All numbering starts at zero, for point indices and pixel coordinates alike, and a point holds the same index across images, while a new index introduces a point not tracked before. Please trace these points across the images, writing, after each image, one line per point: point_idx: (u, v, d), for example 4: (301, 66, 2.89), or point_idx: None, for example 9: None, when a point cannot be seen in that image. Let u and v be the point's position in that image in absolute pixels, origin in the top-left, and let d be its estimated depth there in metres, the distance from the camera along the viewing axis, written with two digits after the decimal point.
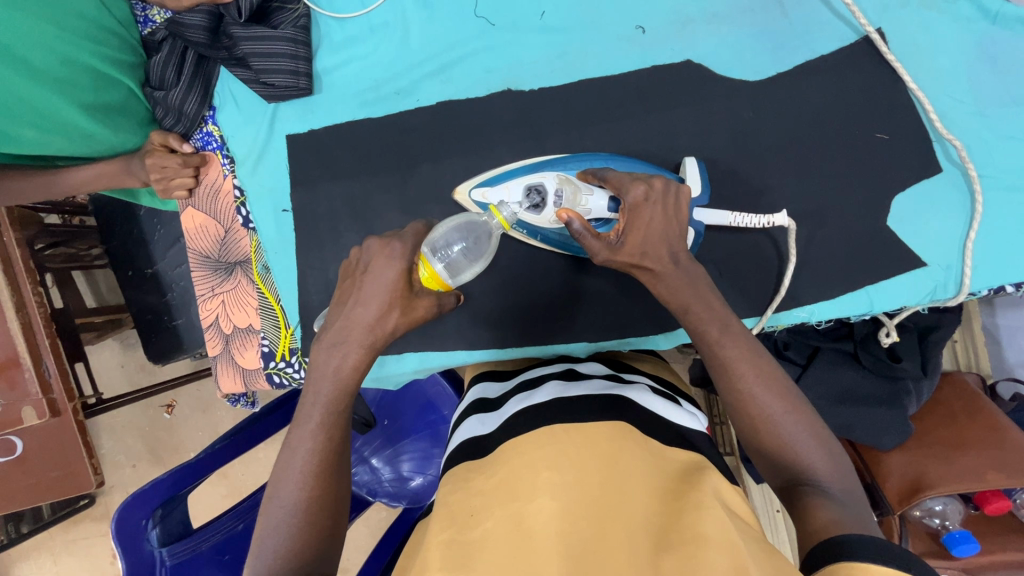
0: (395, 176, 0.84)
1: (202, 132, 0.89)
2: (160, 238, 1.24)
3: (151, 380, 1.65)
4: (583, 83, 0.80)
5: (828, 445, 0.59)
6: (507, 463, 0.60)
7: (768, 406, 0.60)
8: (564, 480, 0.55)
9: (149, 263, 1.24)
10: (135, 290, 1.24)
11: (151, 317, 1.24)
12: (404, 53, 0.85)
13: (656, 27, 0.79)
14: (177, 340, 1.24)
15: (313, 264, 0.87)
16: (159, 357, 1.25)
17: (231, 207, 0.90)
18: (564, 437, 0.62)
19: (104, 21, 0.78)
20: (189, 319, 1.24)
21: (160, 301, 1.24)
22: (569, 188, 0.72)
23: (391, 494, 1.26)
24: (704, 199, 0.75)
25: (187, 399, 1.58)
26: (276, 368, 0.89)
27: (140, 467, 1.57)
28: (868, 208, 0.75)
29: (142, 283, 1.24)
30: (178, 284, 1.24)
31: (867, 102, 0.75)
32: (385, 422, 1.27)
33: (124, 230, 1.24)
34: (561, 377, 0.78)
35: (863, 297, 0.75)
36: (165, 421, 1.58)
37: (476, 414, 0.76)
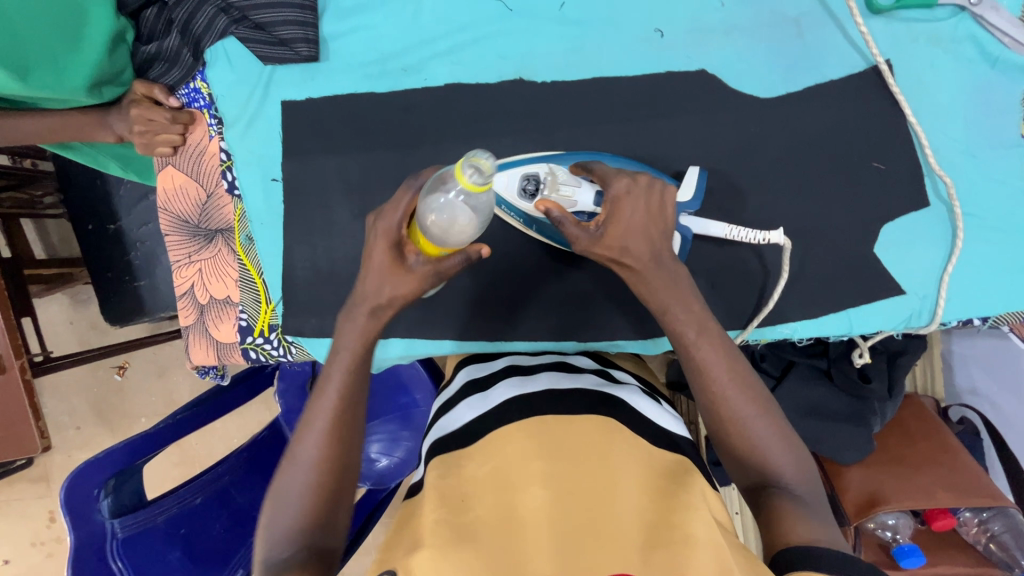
0: (396, 155, 0.82)
1: (189, 87, 0.83)
2: (126, 193, 1.17)
3: (102, 340, 1.56)
4: (594, 83, 0.79)
5: (796, 449, 0.61)
6: (498, 451, 0.61)
7: (742, 409, 0.61)
8: (552, 473, 0.56)
9: (111, 219, 1.17)
10: (93, 246, 1.17)
11: (110, 275, 1.17)
12: (412, 28, 0.80)
13: (674, 32, 0.77)
14: (138, 302, 1.18)
15: (301, 238, 0.84)
16: (116, 318, 1.19)
17: (215, 170, 0.85)
18: (554, 427, 0.63)
19: None
20: (153, 281, 1.18)
21: (122, 260, 1.17)
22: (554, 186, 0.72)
23: None
24: (694, 204, 0.74)
25: (141, 362, 1.51)
26: (254, 344, 0.87)
27: (85, 430, 1.50)
28: (859, 235, 0.78)
29: (102, 239, 1.17)
30: (143, 244, 1.17)
31: (870, 131, 0.76)
32: None
33: (87, 181, 1.16)
34: (553, 369, 0.78)
35: (844, 318, 0.79)
36: (116, 383, 1.51)
37: (463, 401, 0.75)
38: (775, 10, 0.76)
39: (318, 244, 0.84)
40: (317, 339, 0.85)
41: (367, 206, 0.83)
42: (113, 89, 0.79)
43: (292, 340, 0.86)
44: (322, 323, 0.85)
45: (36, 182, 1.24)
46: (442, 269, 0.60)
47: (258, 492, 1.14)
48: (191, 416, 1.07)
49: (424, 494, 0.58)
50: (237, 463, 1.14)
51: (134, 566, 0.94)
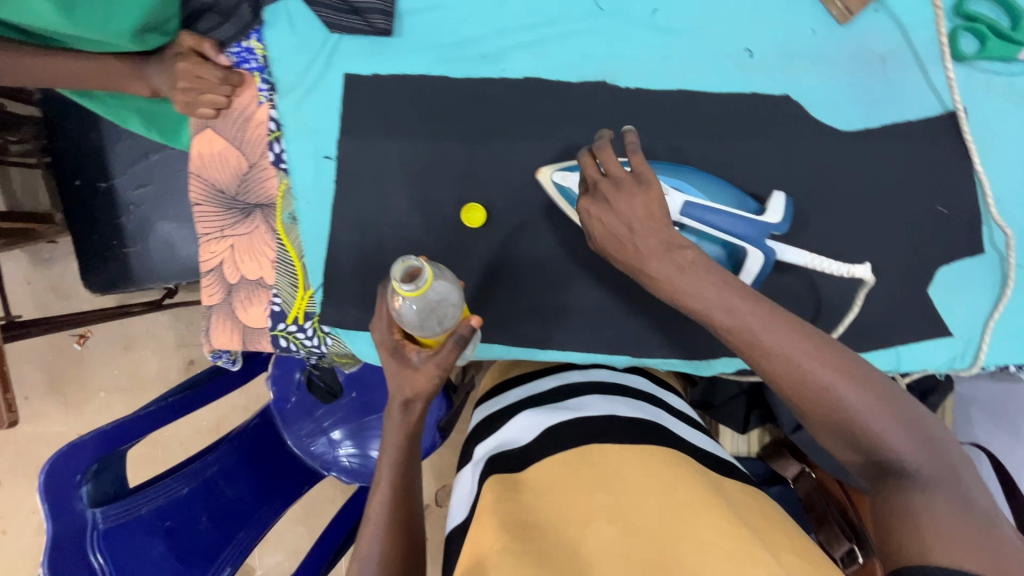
0: (464, 146, 0.77)
1: (240, 46, 0.75)
2: (122, 150, 1.06)
3: (63, 306, 1.43)
4: (678, 95, 0.76)
5: (903, 413, 0.50)
6: (557, 479, 0.59)
7: (823, 374, 0.52)
8: (616, 504, 0.55)
9: (103, 176, 1.06)
10: (79, 205, 1.06)
11: (97, 238, 1.07)
12: (496, 15, 0.76)
13: (763, 53, 0.76)
14: (126, 270, 1.08)
15: (350, 223, 0.78)
16: (99, 285, 1.08)
17: (262, 140, 0.78)
18: (616, 456, 0.61)
19: None
20: (144, 248, 1.07)
21: (112, 223, 1.06)
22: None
23: (349, 471, 1.13)
24: (779, 228, 0.70)
25: (106, 332, 1.39)
26: (285, 331, 0.80)
27: (33, 400, 1.38)
28: (915, 275, 0.79)
29: (91, 198, 1.06)
30: (135, 208, 1.06)
31: (938, 176, 0.77)
32: (353, 395, 1.14)
33: (78, 132, 1.05)
34: (607, 391, 0.75)
35: (893, 355, 0.80)
36: (73, 352, 1.39)
37: (517, 417, 0.71)
38: (863, 44, 0.76)
39: (368, 231, 0.79)
40: (357, 332, 0.80)
41: (425, 197, 0.78)
42: (156, 38, 0.71)
43: (329, 331, 0.80)
44: (363, 316, 0.79)
45: (17, 126, 1.11)
46: (441, 360, 0.59)
47: (247, 483, 1.05)
48: (181, 399, 1.00)
49: (483, 518, 0.56)
50: (231, 450, 1.06)
51: (115, 562, 0.84)
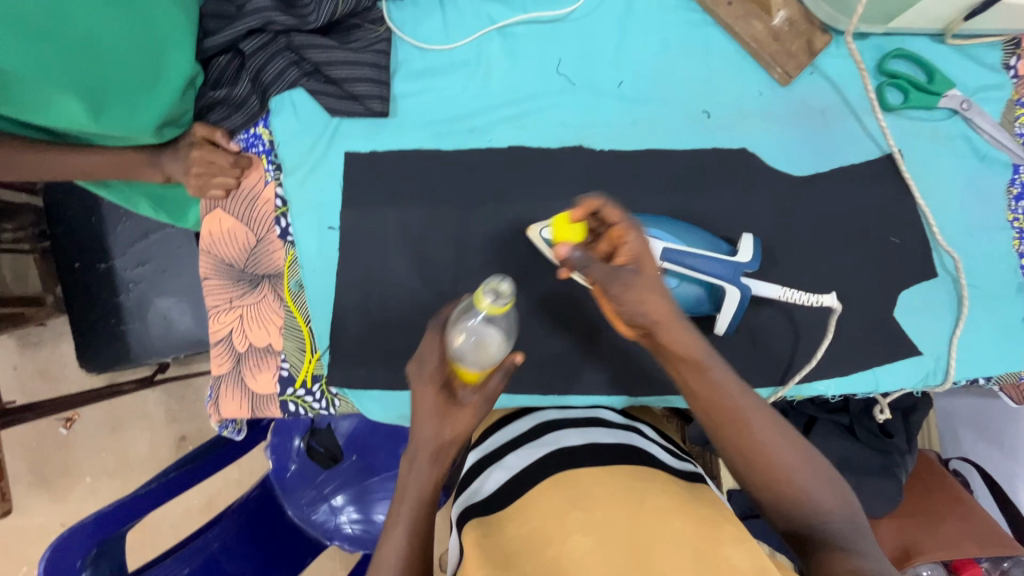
0: (459, 210, 0.84)
1: (249, 133, 0.83)
2: (124, 232, 1.10)
3: (50, 389, 1.41)
4: (648, 154, 0.84)
5: (834, 482, 0.59)
6: (537, 509, 0.60)
7: (768, 438, 0.59)
8: (592, 518, 0.55)
9: (103, 258, 1.10)
10: (80, 287, 1.09)
11: (96, 318, 1.09)
12: (481, 93, 0.84)
13: (720, 114, 0.85)
14: (125, 349, 1.09)
15: (354, 287, 0.83)
16: (99, 365, 1.10)
17: (268, 216, 0.84)
18: (590, 477, 0.62)
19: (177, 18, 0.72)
20: (144, 325, 1.09)
21: (109, 303, 1.09)
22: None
23: (351, 538, 1.12)
24: (752, 265, 0.76)
25: (94, 414, 1.37)
26: (294, 395, 0.83)
27: (17, 490, 1.34)
28: (880, 301, 0.86)
29: (91, 280, 1.09)
30: (135, 287, 1.10)
31: (886, 211, 0.86)
32: (354, 457, 1.14)
33: (79, 219, 1.10)
34: (582, 424, 0.76)
35: (870, 376, 0.86)
36: (60, 437, 1.37)
37: (496, 461, 0.72)
38: (806, 101, 0.85)
39: (371, 292, 0.83)
40: (364, 390, 0.83)
41: (424, 258, 0.84)
42: (172, 130, 0.78)
43: (337, 392, 0.83)
44: (370, 374, 0.83)
45: (14, 216, 1.15)
46: (487, 394, 0.62)
47: (248, 558, 1.00)
48: (183, 474, 0.99)
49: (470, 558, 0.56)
50: (231, 524, 1.02)
51: None
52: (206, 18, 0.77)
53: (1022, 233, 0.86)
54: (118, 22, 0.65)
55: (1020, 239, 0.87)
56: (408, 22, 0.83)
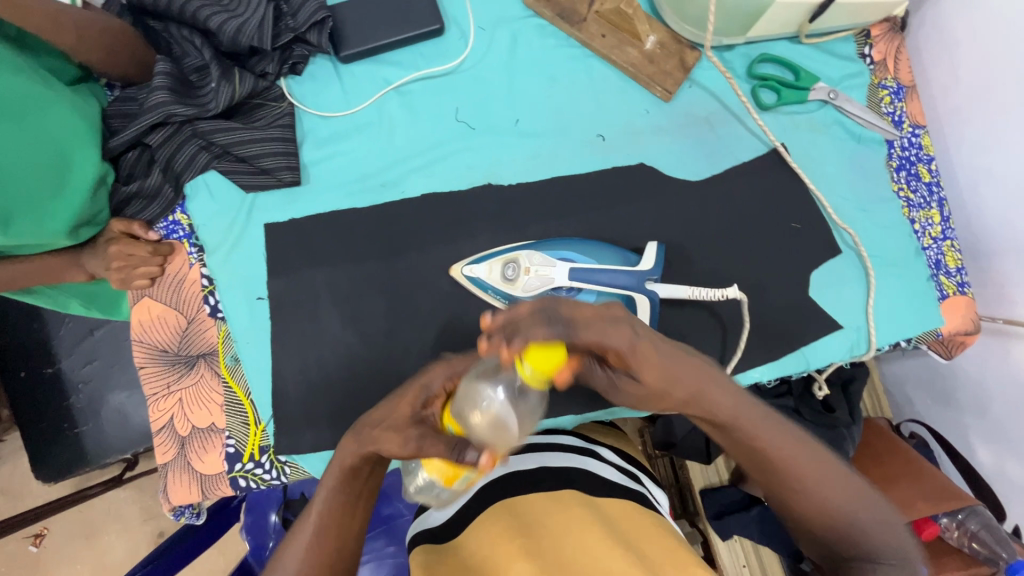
0: (383, 261, 0.86)
1: (168, 221, 0.86)
2: (66, 333, 1.09)
3: (13, 507, 1.36)
4: (553, 181, 0.89)
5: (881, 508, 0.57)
6: (487, 538, 0.62)
7: (809, 473, 0.56)
8: (535, 543, 0.58)
9: (49, 363, 1.08)
10: (27, 397, 1.07)
11: (47, 426, 1.06)
12: (388, 149, 0.89)
13: (614, 135, 0.91)
14: (80, 453, 1.06)
15: (290, 352, 0.85)
16: (55, 474, 1.06)
17: (197, 296, 0.85)
18: (542, 503, 0.65)
19: (77, 125, 0.75)
20: (98, 425, 1.07)
21: (59, 408, 1.07)
22: (534, 270, 0.77)
23: None
24: (657, 272, 0.80)
25: (64, 524, 1.33)
26: (243, 471, 0.83)
27: None
28: (795, 283, 0.91)
29: (37, 388, 1.07)
30: (85, 387, 1.08)
31: (784, 200, 0.92)
32: None
33: (18, 328, 1.09)
34: (541, 442, 0.78)
35: (800, 357, 0.89)
36: (32, 555, 1.32)
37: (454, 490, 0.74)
38: (690, 111, 0.92)
39: (308, 354, 0.85)
40: (314, 453, 0.83)
41: (356, 313, 0.86)
42: (89, 229, 0.79)
43: (286, 459, 0.83)
44: (318, 435, 0.83)
45: None
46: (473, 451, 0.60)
47: None
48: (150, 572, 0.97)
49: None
50: None
51: None
52: (111, 120, 0.81)
53: (908, 200, 0.93)
54: (16, 139, 0.68)
55: (908, 206, 0.93)
56: (308, 95, 0.88)
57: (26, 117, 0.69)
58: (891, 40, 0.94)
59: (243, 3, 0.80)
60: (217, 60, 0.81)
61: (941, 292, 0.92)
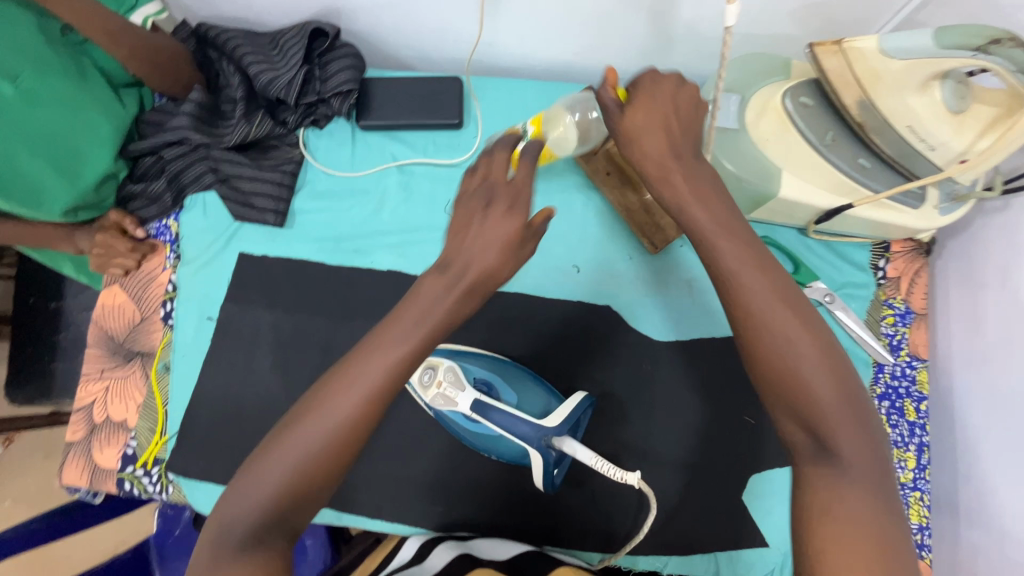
0: (329, 320, 0.88)
1: (160, 223, 0.93)
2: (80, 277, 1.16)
3: None
4: (515, 298, 0.88)
5: None
6: None
7: None
8: None
9: (55, 297, 1.15)
10: (25, 321, 1.14)
11: (31, 352, 1.13)
12: (370, 219, 0.92)
13: (589, 269, 0.90)
14: (47, 386, 1.13)
15: (216, 376, 0.87)
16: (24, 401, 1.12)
17: (158, 298, 0.91)
18: None
19: (99, 127, 0.83)
20: (71, 365, 1.13)
21: (47, 340, 1.14)
22: (444, 381, 0.75)
23: None
24: (564, 431, 0.75)
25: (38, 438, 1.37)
26: (132, 475, 0.85)
27: None
28: (729, 481, 0.84)
29: (39, 317, 1.14)
30: (74, 328, 1.14)
31: (744, 392, 0.86)
32: None
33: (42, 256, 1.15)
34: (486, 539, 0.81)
35: (711, 561, 0.82)
36: None
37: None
38: (673, 270, 0.90)
39: (229, 386, 0.87)
40: (198, 481, 0.84)
41: (287, 361, 0.87)
42: (88, 212, 0.87)
43: (173, 479, 0.85)
44: (209, 467, 0.84)
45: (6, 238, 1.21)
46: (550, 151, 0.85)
47: None
48: None
49: None
50: None
51: None
52: (143, 125, 0.89)
53: None
54: (38, 128, 0.76)
55: None
56: (320, 149, 0.93)
57: (51, 108, 0.77)
58: (910, 260, 0.89)
59: (285, 58, 0.87)
60: (247, 102, 0.89)
61: None
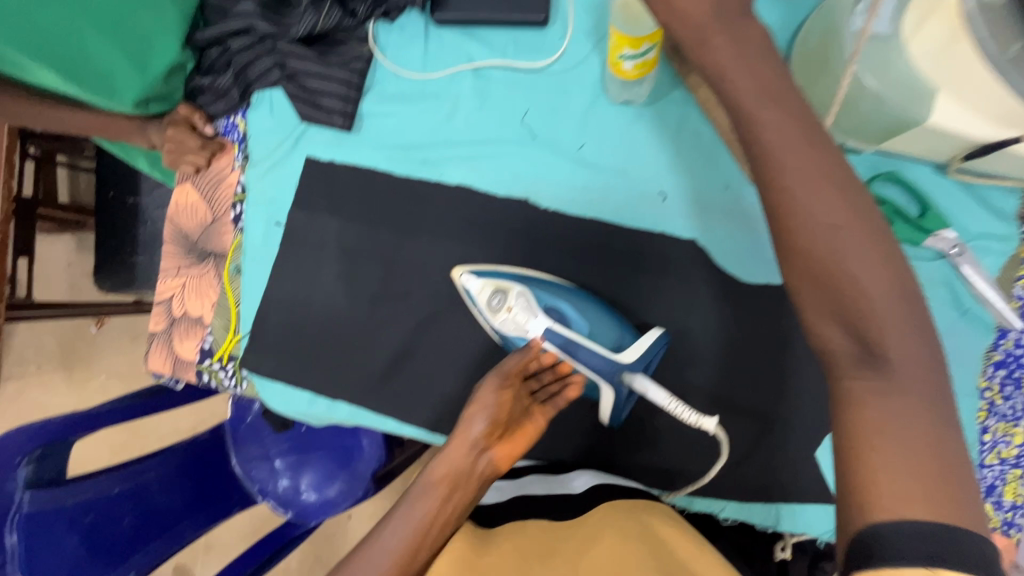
0: (395, 234, 0.85)
1: (229, 121, 0.90)
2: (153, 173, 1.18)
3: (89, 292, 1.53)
4: (591, 223, 0.82)
5: None
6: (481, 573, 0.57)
7: None
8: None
9: (132, 192, 1.17)
10: (107, 213, 1.16)
11: (114, 244, 1.16)
12: (441, 128, 0.85)
13: (677, 198, 0.81)
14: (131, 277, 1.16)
15: (284, 282, 0.87)
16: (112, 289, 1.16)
17: (227, 200, 0.90)
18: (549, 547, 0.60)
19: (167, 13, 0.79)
20: (151, 260, 1.16)
21: (127, 233, 1.16)
22: (521, 300, 0.73)
23: (280, 499, 1.10)
24: (638, 367, 0.72)
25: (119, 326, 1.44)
26: (209, 368, 0.90)
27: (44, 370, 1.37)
28: (803, 436, 0.79)
29: (119, 209, 1.16)
30: (152, 223, 1.16)
31: None
32: (301, 428, 1.08)
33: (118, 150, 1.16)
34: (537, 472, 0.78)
35: (772, 511, 0.79)
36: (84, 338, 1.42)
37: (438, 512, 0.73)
38: None
39: (296, 292, 0.87)
40: (269, 380, 0.87)
41: (353, 272, 0.86)
42: (158, 105, 0.86)
43: (246, 375, 0.88)
44: (279, 368, 0.87)
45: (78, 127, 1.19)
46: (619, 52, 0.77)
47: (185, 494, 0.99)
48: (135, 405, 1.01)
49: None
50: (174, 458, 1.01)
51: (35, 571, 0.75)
52: (212, 12, 0.84)
53: (991, 405, 0.76)
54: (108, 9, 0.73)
55: (987, 411, 0.76)
56: (391, 46, 0.86)
57: None
58: None
59: None
60: None
61: None
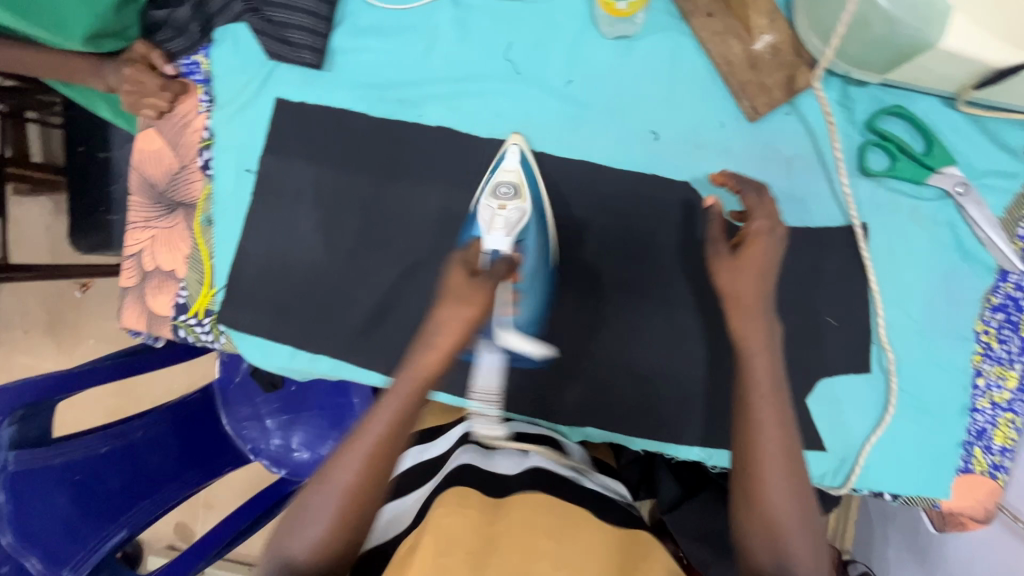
0: (374, 179, 0.81)
1: (190, 59, 0.83)
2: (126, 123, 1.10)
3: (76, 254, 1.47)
4: (579, 164, 0.77)
5: None
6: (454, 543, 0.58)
7: None
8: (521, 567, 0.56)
9: (104, 147, 1.09)
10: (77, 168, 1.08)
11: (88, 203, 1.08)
12: (419, 63, 0.80)
13: (670, 137, 0.76)
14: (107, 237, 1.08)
15: (258, 231, 0.83)
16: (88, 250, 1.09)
17: (194, 145, 0.84)
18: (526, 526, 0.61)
19: None
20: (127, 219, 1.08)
21: (101, 191, 1.08)
22: (502, 221, 0.65)
23: (273, 458, 1.06)
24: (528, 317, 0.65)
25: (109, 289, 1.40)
26: (186, 323, 0.86)
27: (32, 335, 1.34)
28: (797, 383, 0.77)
29: (90, 164, 1.08)
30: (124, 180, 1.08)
31: (832, 291, 0.75)
32: (292, 388, 1.06)
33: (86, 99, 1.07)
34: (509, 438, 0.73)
35: None
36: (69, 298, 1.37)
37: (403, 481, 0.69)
38: (770, 143, 0.75)
39: (272, 242, 0.83)
40: (248, 334, 0.84)
41: (330, 221, 0.82)
42: (113, 42, 0.78)
43: (224, 330, 0.85)
44: (257, 322, 0.83)
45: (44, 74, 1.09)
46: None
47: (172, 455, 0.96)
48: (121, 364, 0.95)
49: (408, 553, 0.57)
50: (163, 419, 0.97)
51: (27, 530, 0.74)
52: None
53: (987, 349, 0.74)
54: None
55: (982, 354, 0.75)
56: None
57: None
58: None
59: None
60: None
61: (964, 463, 0.75)
